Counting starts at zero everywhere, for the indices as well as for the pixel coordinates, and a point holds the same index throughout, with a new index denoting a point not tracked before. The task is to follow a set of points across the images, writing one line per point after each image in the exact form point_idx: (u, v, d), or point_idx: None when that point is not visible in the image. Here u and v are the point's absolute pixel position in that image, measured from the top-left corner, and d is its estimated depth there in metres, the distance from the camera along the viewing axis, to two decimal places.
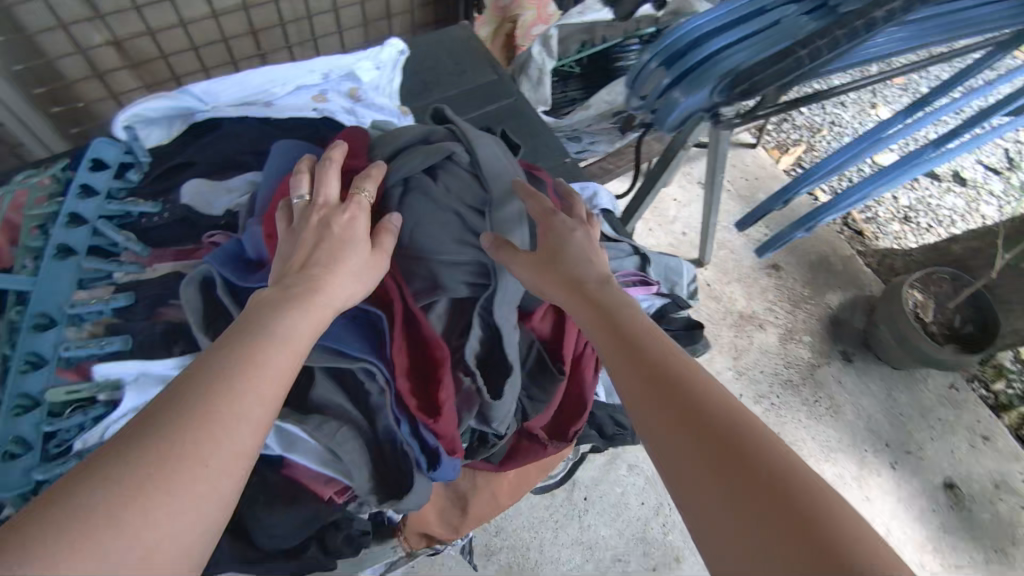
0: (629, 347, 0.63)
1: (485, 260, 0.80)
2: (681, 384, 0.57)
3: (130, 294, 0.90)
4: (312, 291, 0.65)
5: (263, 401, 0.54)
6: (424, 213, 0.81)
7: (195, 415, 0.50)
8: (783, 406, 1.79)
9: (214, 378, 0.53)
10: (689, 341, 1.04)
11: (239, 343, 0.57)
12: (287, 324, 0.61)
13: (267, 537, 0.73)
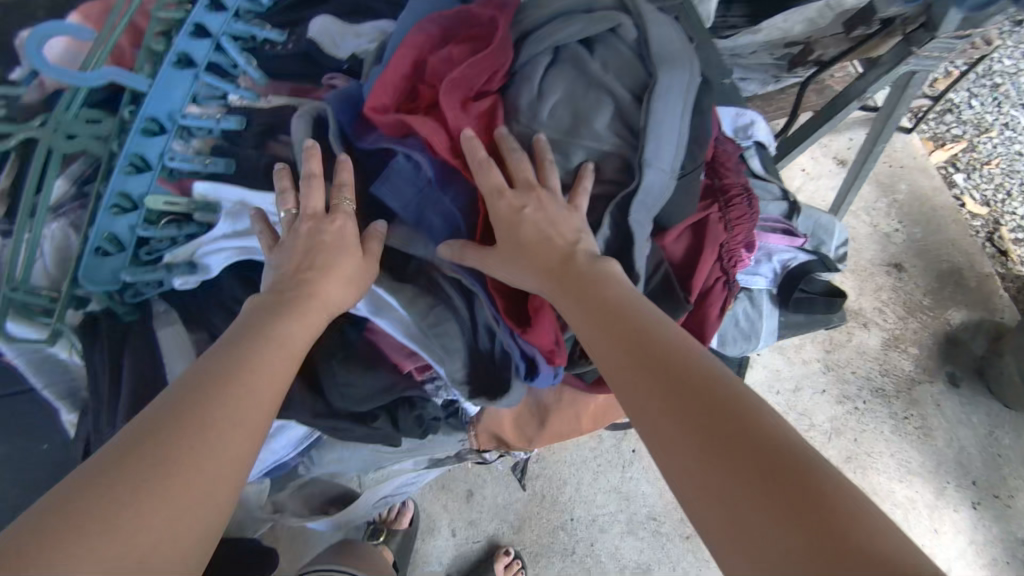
0: (625, 325, 0.59)
1: (629, 155, 0.68)
2: (679, 367, 0.55)
3: (242, 118, 0.82)
4: (306, 300, 0.64)
5: (263, 404, 0.56)
6: (569, 89, 0.70)
7: (190, 419, 0.50)
8: (869, 413, 1.59)
9: (209, 387, 0.54)
10: (825, 309, 0.89)
11: (226, 355, 0.57)
12: (280, 332, 0.61)
13: (340, 397, 0.68)
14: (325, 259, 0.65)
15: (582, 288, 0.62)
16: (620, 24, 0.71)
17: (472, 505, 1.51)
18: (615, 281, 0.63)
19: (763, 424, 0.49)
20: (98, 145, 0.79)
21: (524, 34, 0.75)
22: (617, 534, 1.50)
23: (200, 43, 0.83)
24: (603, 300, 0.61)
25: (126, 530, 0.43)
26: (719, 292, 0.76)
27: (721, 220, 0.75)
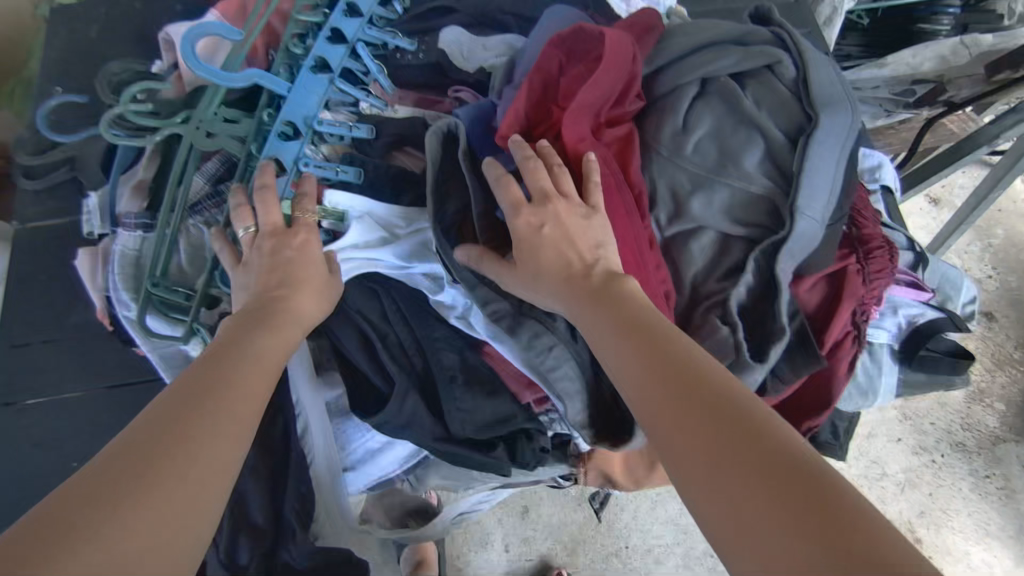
0: (643, 335, 0.56)
1: (778, 199, 0.66)
2: (697, 381, 0.51)
3: (373, 127, 0.80)
4: (281, 308, 0.63)
5: (245, 405, 0.53)
6: (717, 124, 0.69)
7: (171, 429, 0.48)
8: (947, 467, 1.49)
9: (193, 391, 0.52)
10: (948, 371, 0.85)
11: (206, 362, 0.55)
12: (264, 342, 0.59)
13: (461, 423, 0.70)
14: (296, 267, 0.65)
15: (602, 302, 0.59)
16: (778, 62, 0.69)
17: (527, 521, 1.47)
18: (631, 291, 0.60)
19: (780, 438, 0.47)
20: (233, 145, 0.78)
21: (671, 63, 0.74)
22: (673, 566, 1.45)
23: (336, 49, 0.81)
24: (624, 310, 0.58)
25: (116, 526, 0.41)
26: (849, 347, 0.72)
27: (860, 273, 0.72)
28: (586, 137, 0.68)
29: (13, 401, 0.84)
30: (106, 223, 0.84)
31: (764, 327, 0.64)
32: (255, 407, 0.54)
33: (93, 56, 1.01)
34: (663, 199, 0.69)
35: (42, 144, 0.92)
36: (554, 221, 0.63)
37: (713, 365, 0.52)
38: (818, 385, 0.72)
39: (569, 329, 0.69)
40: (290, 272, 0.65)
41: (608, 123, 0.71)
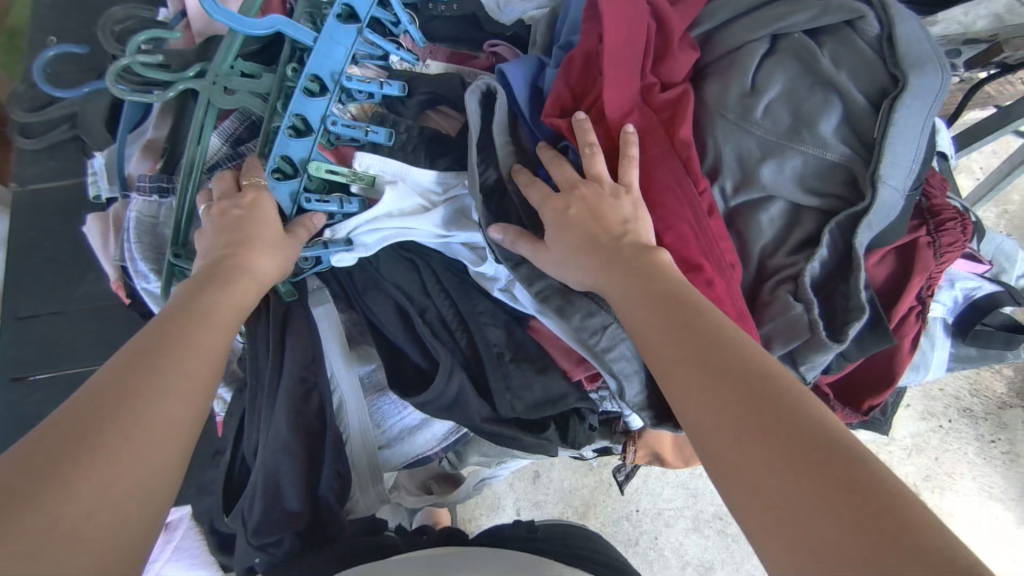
0: (667, 301, 0.51)
1: (858, 168, 0.60)
2: (726, 350, 0.46)
3: (405, 85, 0.71)
4: (239, 269, 0.59)
5: (200, 365, 0.49)
6: (790, 85, 0.63)
7: (121, 392, 0.43)
8: (954, 432, 1.35)
9: (150, 350, 0.47)
10: (1002, 346, 0.80)
11: (170, 322, 0.51)
12: (223, 300, 0.55)
13: (510, 405, 0.66)
14: (248, 223, 0.62)
15: (625, 269, 0.55)
16: (859, 17, 0.62)
17: (537, 487, 1.34)
18: (655, 257, 0.56)
19: (815, 416, 0.42)
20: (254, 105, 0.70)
21: (737, 17, 0.67)
22: (681, 531, 1.33)
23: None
24: (646, 276, 0.54)
25: (65, 497, 0.37)
26: (912, 323, 0.69)
27: (930, 248, 0.67)
28: (628, 107, 0.65)
29: (24, 377, 0.79)
30: (115, 185, 0.77)
31: (840, 305, 0.60)
32: (215, 369, 0.50)
33: (92, 4, 0.93)
34: (728, 167, 0.63)
35: (41, 98, 0.82)
36: (594, 202, 0.59)
37: (729, 329, 0.48)
38: (883, 362, 0.69)
39: None
40: (246, 234, 0.61)
41: (658, 85, 0.66)
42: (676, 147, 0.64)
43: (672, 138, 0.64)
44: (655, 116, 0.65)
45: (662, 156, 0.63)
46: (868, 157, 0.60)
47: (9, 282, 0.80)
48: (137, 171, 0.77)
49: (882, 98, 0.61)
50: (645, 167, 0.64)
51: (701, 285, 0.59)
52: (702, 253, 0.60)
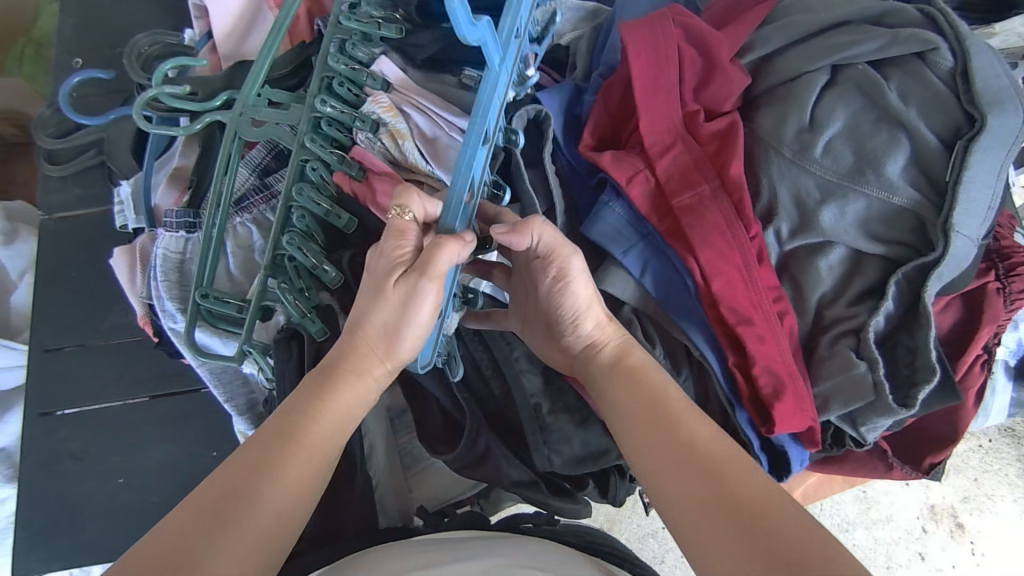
0: (658, 417, 0.48)
1: (926, 213, 0.56)
2: (724, 472, 0.43)
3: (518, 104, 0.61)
4: (355, 358, 0.50)
5: (285, 501, 0.43)
6: (852, 121, 0.58)
7: (186, 545, 0.39)
8: (995, 451, 1.19)
9: (241, 474, 0.43)
10: None
11: (270, 438, 0.45)
12: (331, 406, 0.48)
13: (547, 458, 0.64)
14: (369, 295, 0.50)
15: (615, 378, 0.52)
16: (932, 49, 0.57)
17: None
18: (648, 362, 0.53)
19: (831, 554, 0.37)
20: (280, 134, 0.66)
21: (791, 44, 0.63)
22: None
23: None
24: (642, 384, 0.51)
25: None
26: (977, 374, 0.65)
27: (1000, 295, 0.63)
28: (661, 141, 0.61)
29: (50, 412, 0.77)
30: (142, 216, 0.76)
31: (905, 360, 0.57)
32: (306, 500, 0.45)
33: (115, 24, 0.91)
34: (785, 209, 0.59)
35: (67, 122, 0.81)
36: None
37: (714, 436, 0.46)
38: (946, 417, 0.64)
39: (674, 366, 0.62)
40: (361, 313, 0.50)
41: (701, 113, 0.61)
42: (713, 189, 0.59)
43: (715, 178, 0.59)
44: (698, 151, 0.60)
45: (700, 200, 0.59)
46: (939, 202, 0.56)
47: (37, 313, 0.79)
48: (163, 204, 0.75)
49: (956, 138, 0.56)
50: (689, 207, 0.59)
51: (752, 340, 0.57)
52: (750, 305, 0.57)
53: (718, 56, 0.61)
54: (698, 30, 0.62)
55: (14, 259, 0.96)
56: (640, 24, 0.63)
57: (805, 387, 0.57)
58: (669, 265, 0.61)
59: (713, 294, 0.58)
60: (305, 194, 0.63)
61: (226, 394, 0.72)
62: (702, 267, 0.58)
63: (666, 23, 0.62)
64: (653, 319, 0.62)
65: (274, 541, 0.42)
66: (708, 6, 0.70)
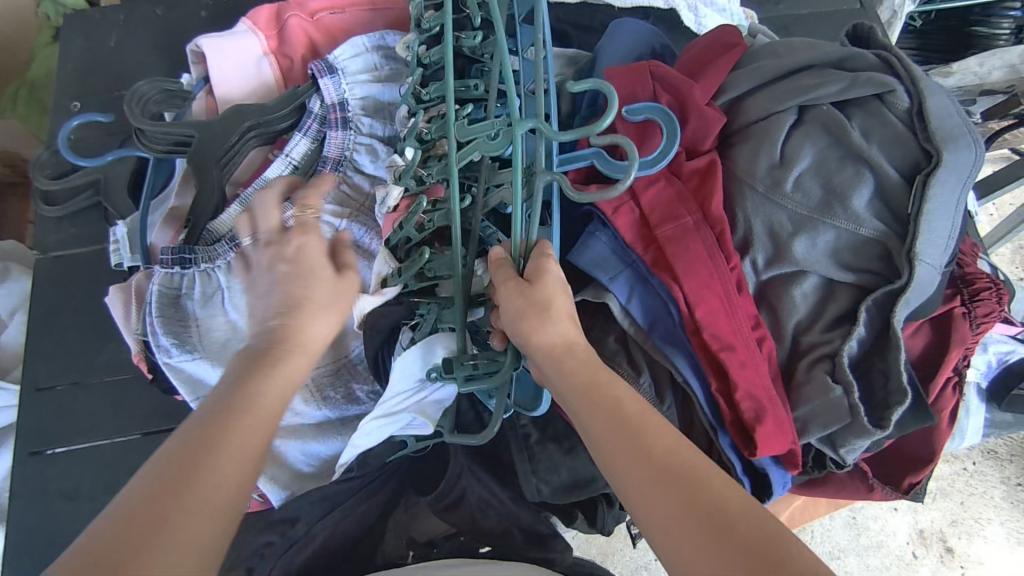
0: (625, 428, 0.49)
1: (892, 244, 0.59)
2: (694, 482, 0.45)
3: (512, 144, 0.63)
4: (288, 337, 0.55)
5: (228, 481, 0.46)
6: (819, 158, 0.62)
7: (173, 476, 0.44)
8: (978, 474, 1.21)
9: (211, 427, 0.47)
10: None
11: (227, 399, 0.50)
12: (267, 389, 0.51)
13: (535, 488, 0.65)
14: (298, 272, 0.58)
15: (578, 383, 0.51)
16: (890, 90, 0.61)
17: None
18: (607, 373, 0.53)
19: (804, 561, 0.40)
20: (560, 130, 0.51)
21: (761, 86, 0.67)
22: None
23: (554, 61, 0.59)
24: (603, 401, 0.51)
25: None
26: (950, 395, 0.67)
27: (965, 319, 0.66)
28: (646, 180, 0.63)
29: (41, 450, 0.77)
30: (138, 255, 0.78)
31: (879, 383, 0.59)
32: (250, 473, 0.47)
33: (114, 69, 0.94)
34: (760, 240, 0.62)
35: (64, 164, 0.83)
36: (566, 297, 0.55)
37: (668, 436, 0.48)
38: (919, 440, 0.67)
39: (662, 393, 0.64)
40: (296, 295, 0.56)
41: (685, 153, 0.65)
42: (693, 223, 0.61)
43: (699, 214, 0.62)
44: (681, 187, 0.63)
45: (681, 234, 0.61)
46: (903, 232, 0.59)
47: (31, 350, 0.80)
48: (159, 241, 0.77)
49: (916, 172, 0.60)
50: (673, 237, 0.61)
51: (734, 365, 0.59)
52: (732, 332, 0.59)
53: (697, 102, 0.65)
54: (673, 78, 0.67)
55: (5, 298, 0.96)
56: (620, 73, 0.67)
57: (785, 412, 0.59)
58: (653, 293, 0.63)
59: (698, 322, 0.60)
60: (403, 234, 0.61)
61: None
62: (686, 296, 0.60)
63: (648, 76, 0.67)
64: (642, 348, 0.65)
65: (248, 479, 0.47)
66: (684, 50, 0.73)
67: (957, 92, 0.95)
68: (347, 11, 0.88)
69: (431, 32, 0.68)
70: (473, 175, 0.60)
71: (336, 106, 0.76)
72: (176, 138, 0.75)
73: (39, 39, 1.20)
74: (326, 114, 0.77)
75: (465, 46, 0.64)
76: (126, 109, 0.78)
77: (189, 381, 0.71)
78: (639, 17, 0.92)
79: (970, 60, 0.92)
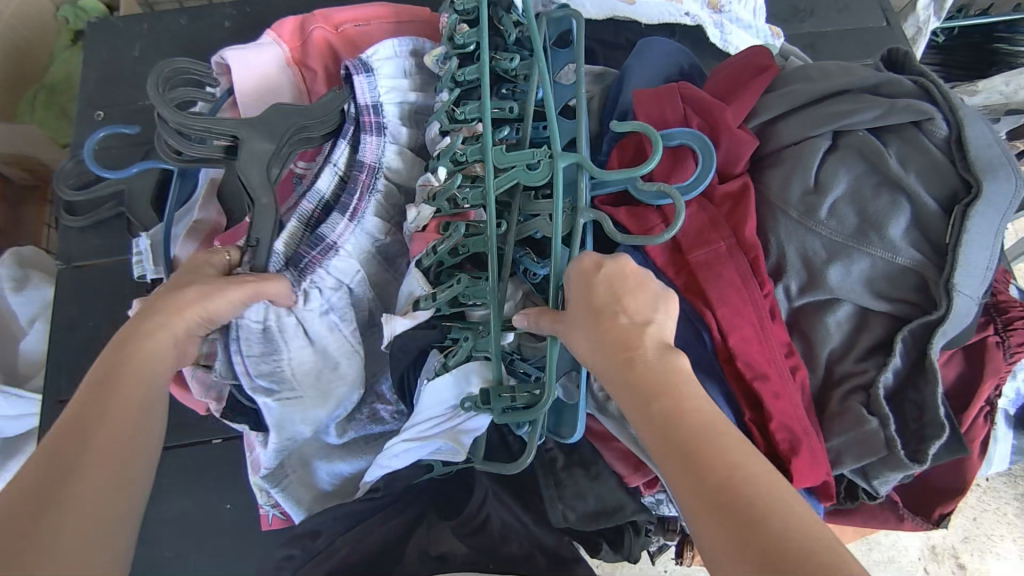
0: (687, 449, 0.46)
1: (929, 274, 0.59)
2: (759, 516, 0.42)
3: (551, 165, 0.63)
4: (166, 321, 0.57)
5: (106, 464, 0.48)
6: (854, 185, 0.61)
7: (53, 470, 0.46)
8: (992, 491, 1.19)
9: (85, 416, 0.49)
10: None
11: (104, 386, 0.52)
12: (137, 365, 0.53)
13: (562, 513, 0.66)
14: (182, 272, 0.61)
15: (643, 395, 0.48)
16: (928, 118, 0.61)
17: None
18: (678, 378, 0.49)
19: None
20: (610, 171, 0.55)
21: (794, 109, 0.66)
22: None
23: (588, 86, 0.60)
24: (672, 415, 0.47)
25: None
26: (982, 424, 0.66)
27: (999, 348, 0.65)
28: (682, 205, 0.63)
29: None
30: (162, 267, 0.77)
31: (913, 416, 0.59)
32: (142, 433, 0.51)
33: (137, 78, 0.94)
34: (793, 267, 0.62)
35: (88, 175, 0.84)
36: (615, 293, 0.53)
37: (735, 461, 0.45)
38: (951, 471, 0.66)
39: None
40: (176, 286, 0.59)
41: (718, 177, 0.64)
42: (728, 249, 0.61)
43: (734, 240, 0.61)
44: (716, 211, 0.63)
45: (715, 259, 0.61)
46: (940, 263, 0.59)
47: (53, 361, 0.80)
48: (182, 252, 0.75)
49: (953, 202, 0.59)
50: (705, 263, 0.61)
51: (768, 395, 0.58)
52: (765, 360, 0.59)
53: (730, 125, 0.64)
54: (705, 100, 0.66)
55: (26, 306, 0.97)
56: (651, 94, 0.67)
57: (822, 442, 0.58)
58: (686, 319, 0.63)
59: (730, 350, 0.60)
60: (440, 253, 0.62)
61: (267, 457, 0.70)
62: (719, 323, 0.60)
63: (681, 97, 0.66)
64: None
65: (129, 461, 0.49)
66: (715, 71, 0.73)
67: (983, 111, 0.94)
68: (371, 24, 0.87)
69: (463, 49, 0.69)
70: (506, 201, 0.61)
71: (370, 107, 0.73)
72: (217, 138, 0.67)
73: (58, 43, 1.20)
74: (360, 116, 0.73)
75: (501, 67, 0.65)
76: (163, 139, 0.67)
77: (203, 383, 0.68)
78: (665, 34, 0.92)
79: (997, 78, 0.90)
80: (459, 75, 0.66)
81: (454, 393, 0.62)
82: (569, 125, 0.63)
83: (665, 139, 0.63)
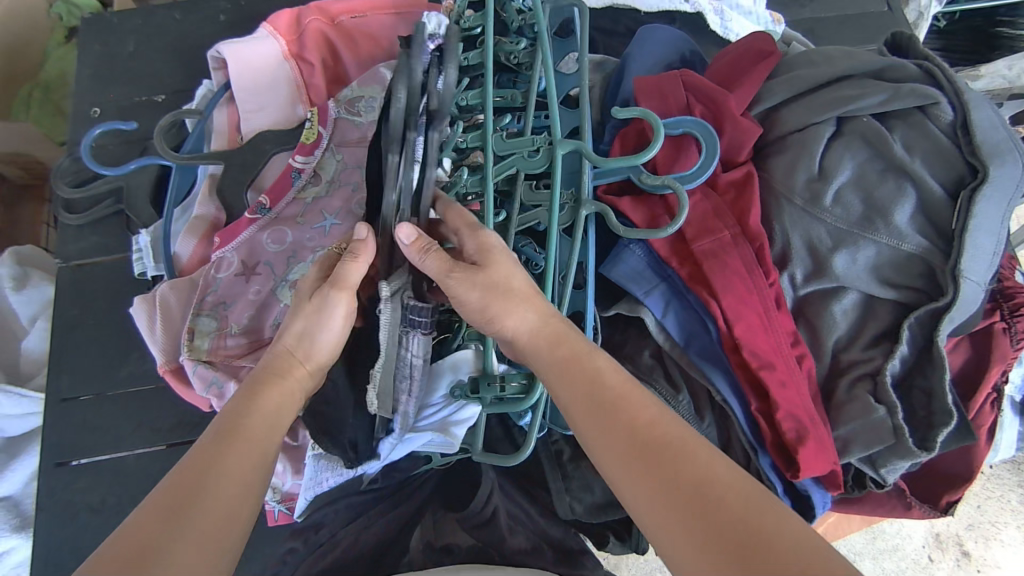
0: (599, 402, 0.45)
1: (936, 261, 0.58)
2: (673, 459, 0.41)
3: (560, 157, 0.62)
4: (285, 360, 0.52)
5: (216, 521, 0.40)
6: (859, 171, 0.61)
7: (157, 527, 0.38)
8: (994, 478, 1.18)
9: (193, 470, 0.42)
10: None
11: (215, 437, 0.45)
12: (257, 406, 0.48)
13: (569, 505, 0.66)
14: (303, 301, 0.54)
15: (556, 367, 0.48)
16: (933, 103, 0.60)
17: None
18: (588, 346, 0.49)
19: (778, 524, 0.37)
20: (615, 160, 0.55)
21: (798, 95, 0.66)
22: None
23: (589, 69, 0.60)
24: (584, 375, 0.47)
25: None
26: (988, 411, 0.66)
27: (1006, 334, 0.65)
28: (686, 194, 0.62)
29: (65, 462, 0.77)
30: (161, 264, 0.77)
31: (921, 404, 0.59)
32: (254, 498, 0.43)
33: (133, 74, 0.93)
34: (798, 256, 0.61)
35: (85, 172, 0.83)
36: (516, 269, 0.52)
37: (642, 409, 0.44)
38: (957, 459, 0.66)
39: (698, 413, 0.64)
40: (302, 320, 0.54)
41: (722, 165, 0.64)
42: (733, 236, 0.60)
43: (739, 228, 0.60)
44: (719, 198, 0.62)
45: (720, 249, 0.60)
46: (947, 249, 0.58)
47: (55, 360, 0.80)
48: (183, 250, 0.76)
49: (960, 187, 0.58)
50: (710, 252, 0.60)
51: (774, 385, 0.58)
52: (771, 350, 0.58)
53: (733, 111, 0.63)
54: (706, 87, 0.65)
55: (25, 305, 0.96)
56: (651, 82, 0.66)
57: (828, 433, 0.58)
58: (690, 309, 0.62)
59: (736, 340, 0.59)
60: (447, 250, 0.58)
61: (322, 483, 0.66)
62: (724, 313, 0.59)
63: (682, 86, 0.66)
64: (679, 363, 0.64)
65: (235, 526, 0.41)
66: (715, 58, 0.72)
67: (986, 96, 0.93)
68: (368, 15, 0.86)
69: (470, 33, 0.65)
70: (509, 190, 0.60)
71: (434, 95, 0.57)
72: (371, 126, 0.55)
73: (53, 40, 1.19)
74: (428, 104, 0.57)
75: (505, 52, 0.63)
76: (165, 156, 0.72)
77: (205, 380, 0.68)
78: (664, 21, 0.90)
79: (999, 63, 0.89)
80: (462, 58, 0.62)
81: (447, 384, 0.62)
82: (574, 114, 0.62)
83: (667, 129, 0.62)
